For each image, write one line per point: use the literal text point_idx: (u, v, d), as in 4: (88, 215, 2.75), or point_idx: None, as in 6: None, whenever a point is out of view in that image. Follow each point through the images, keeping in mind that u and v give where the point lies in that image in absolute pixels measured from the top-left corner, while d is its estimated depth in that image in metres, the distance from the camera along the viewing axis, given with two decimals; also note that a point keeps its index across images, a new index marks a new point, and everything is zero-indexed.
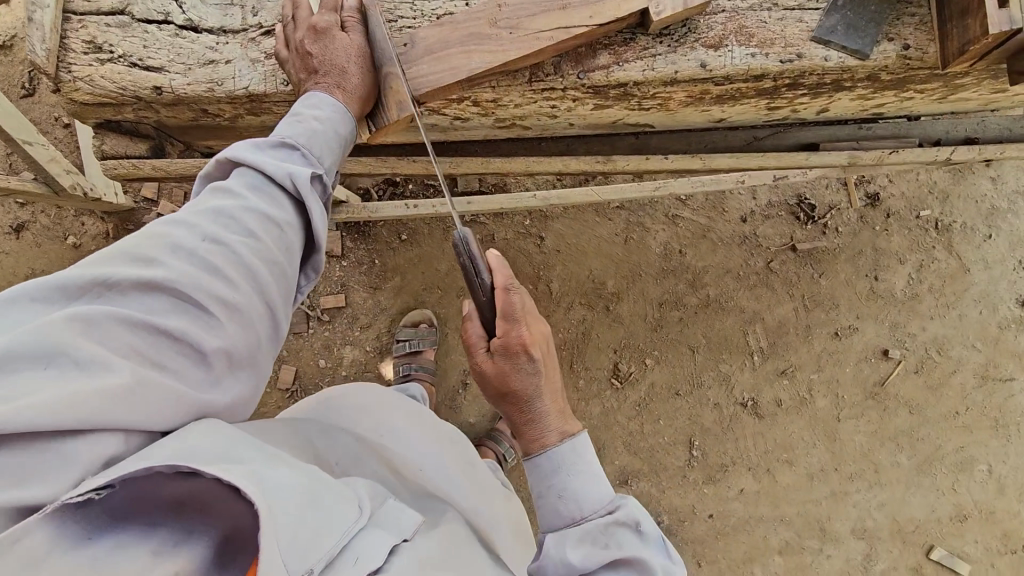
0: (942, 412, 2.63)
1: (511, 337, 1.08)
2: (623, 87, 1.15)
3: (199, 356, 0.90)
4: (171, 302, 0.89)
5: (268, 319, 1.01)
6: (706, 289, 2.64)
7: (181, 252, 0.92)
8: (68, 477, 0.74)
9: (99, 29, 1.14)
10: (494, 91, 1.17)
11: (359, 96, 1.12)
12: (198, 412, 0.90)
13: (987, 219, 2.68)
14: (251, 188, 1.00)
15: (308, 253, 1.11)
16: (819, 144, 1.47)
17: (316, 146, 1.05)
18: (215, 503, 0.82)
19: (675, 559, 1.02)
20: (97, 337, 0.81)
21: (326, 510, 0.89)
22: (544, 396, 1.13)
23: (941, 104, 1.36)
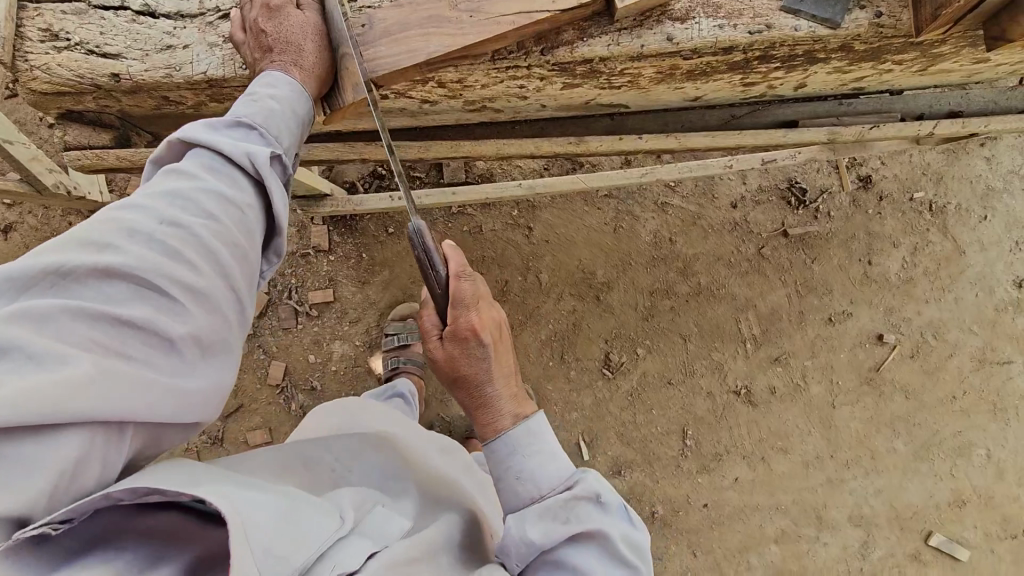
0: (938, 397, 2.59)
1: (460, 322, 1.11)
2: (589, 63, 1.10)
3: (167, 343, 0.81)
4: (128, 289, 0.80)
5: (238, 305, 0.91)
6: (697, 276, 2.61)
7: (138, 235, 0.82)
8: (26, 484, 0.68)
9: (56, 17, 1.10)
10: (455, 73, 1.13)
11: (317, 72, 1.07)
12: (177, 403, 0.81)
13: (983, 200, 2.64)
14: (207, 169, 0.92)
15: (270, 237, 1.02)
16: (798, 120, 1.42)
17: (273, 126, 0.99)
18: (185, 529, 0.81)
19: (636, 526, 1.06)
20: (52, 332, 0.74)
21: (307, 522, 0.87)
22: (496, 380, 1.13)
23: (923, 77, 1.32)
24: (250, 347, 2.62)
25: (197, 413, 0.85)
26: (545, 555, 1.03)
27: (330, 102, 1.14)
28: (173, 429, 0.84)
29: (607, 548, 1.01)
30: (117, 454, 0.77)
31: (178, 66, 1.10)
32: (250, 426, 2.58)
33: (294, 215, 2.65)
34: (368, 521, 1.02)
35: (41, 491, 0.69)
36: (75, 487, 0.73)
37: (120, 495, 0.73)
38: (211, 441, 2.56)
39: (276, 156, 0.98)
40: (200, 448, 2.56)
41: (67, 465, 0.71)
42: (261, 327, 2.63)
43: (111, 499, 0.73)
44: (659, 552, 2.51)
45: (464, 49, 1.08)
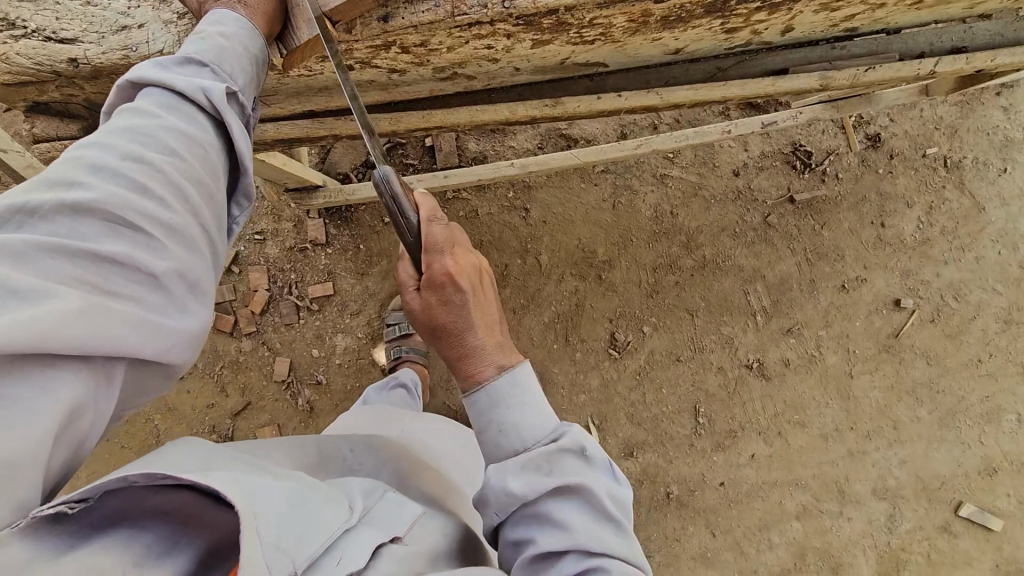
0: (962, 361, 2.48)
1: (433, 267, 1.02)
2: (553, 15, 1.05)
3: (150, 280, 0.75)
4: (104, 225, 0.74)
5: (210, 248, 0.86)
6: (702, 249, 2.53)
7: (105, 173, 0.77)
8: (31, 428, 0.60)
9: (12, 6, 1.08)
10: (419, 35, 1.07)
11: (266, 8, 1.00)
12: (167, 341, 0.76)
13: (1002, 151, 2.51)
14: (163, 106, 0.86)
15: (234, 179, 0.96)
16: (789, 68, 1.34)
17: (226, 62, 0.93)
18: (200, 513, 0.70)
19: (622, 483, 0.99)
20: (29, 269, 0.66)
21: (315, 509, 0.77)
22: (477, 327, 1.03)
23: (921, 12, 1.23)
24: (254, 344, 2.62)
25: (181, 356, 0.79)
26: (525, 508, 0.93)
27: (286, 41, 1.05)
28: (151, 373, 0.78)
29: (590, 503, 0.93)
30: (106, 403, 0.70)
31: (133, 46, 1.08)
32: (258, 423, 2.58)
33: (289, 209, 2.64)
34: (378, 509, 0.90)
35: (50, 434, 0.62)
36: (71, 432, 0.66)
37: (136, 478, 0.65)
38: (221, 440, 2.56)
39: (232, 93, 0.92)
40: None
41: (66, 408, 0.64)
42: (263, 323, 2.63)
43: (127, 481, 0.64)
44: (676, 533, 2.44)
45: None
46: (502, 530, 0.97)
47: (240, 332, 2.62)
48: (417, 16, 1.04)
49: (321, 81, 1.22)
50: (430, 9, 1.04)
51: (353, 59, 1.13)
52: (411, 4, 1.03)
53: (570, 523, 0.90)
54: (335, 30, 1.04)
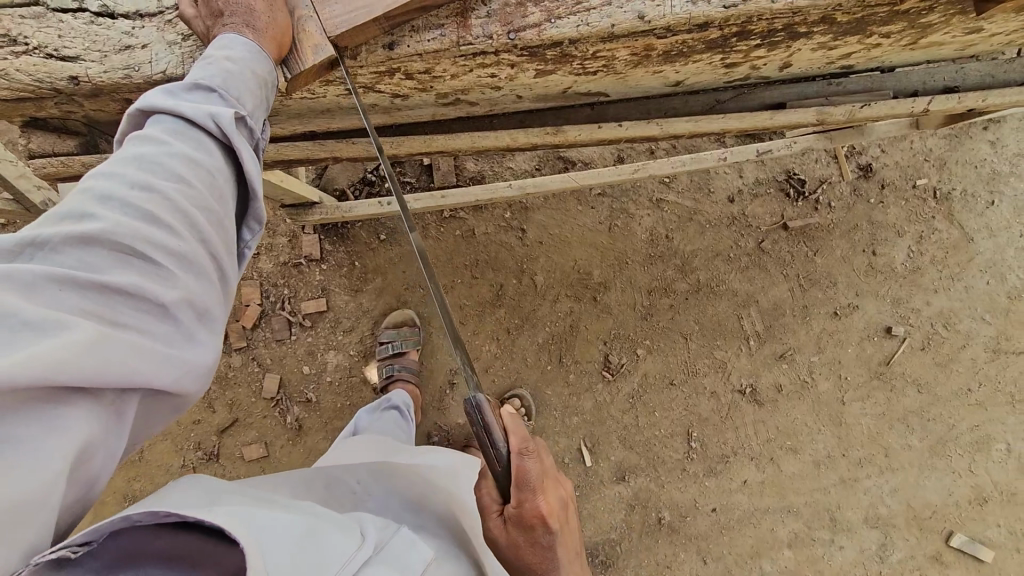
0: (952, 390, 2.49)
1: (526, 510, 1.00)
2: (558, 47, 1.05)
3: (159, 310, 0.74)
4: (114, 255, 0.73)
5: (219, 276, 0.86)
6: (696, 273, 2.54)
7: (113, 201, 0.76)
8: (45, 467, 0.59)
9: (14, 21, 1.08)
10: (423, 62, 1.08)
11: (274, 35, 1.00)
12: (176, 371, 0.75)
13: (990, 184, 2.51)
14: (172, 133, 0.85)
15: (243, 203, 0.96)
16: (787, 102, 1.37)
17: (234, 86, 0.92)
18: (201, 548, 0.68)
19: None
20: (39, 301, 0.65)
21: (324, 547, 0.77)
22: (561, 564, 1.06)
23: (915, 51, 1.25)
24: (243, 359, 2.59)
25: (192, 385, 0.78)
26: None
27: (290, 65, 1.04)
28: (160, 404, 0.77)
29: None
30: (117, 437, 0.70)
31: (136, 66, 1.07)
32: (246, 440, 2.55)
33: (284, 225, 2.63)
34: (391, 546, 0.88)
35: (63, 472, 0.61)
36: (83, 467, 0.65)
37: (139, 517, 0.65)
38: (207, 457, 2.53)
39: (240, 118, 0.92)
40: (195, 464, 2.53)
41: (78, 447, 0.63)
42: (254, 339, 2.61)
43: (130, 521, 0.65)
44: (668, 559, 2.43)
45: (425, 1, 0.99)
46: None
47: (231, 347, 2.59)
48: (423, 45, 1.04)
49: (325, 104, 1.22)
50: (435, 39, 1.04)
51: (356, 84, 1.14)
52: (416, 32, 1.04)
53: None
54: (341, 55, 1.05)
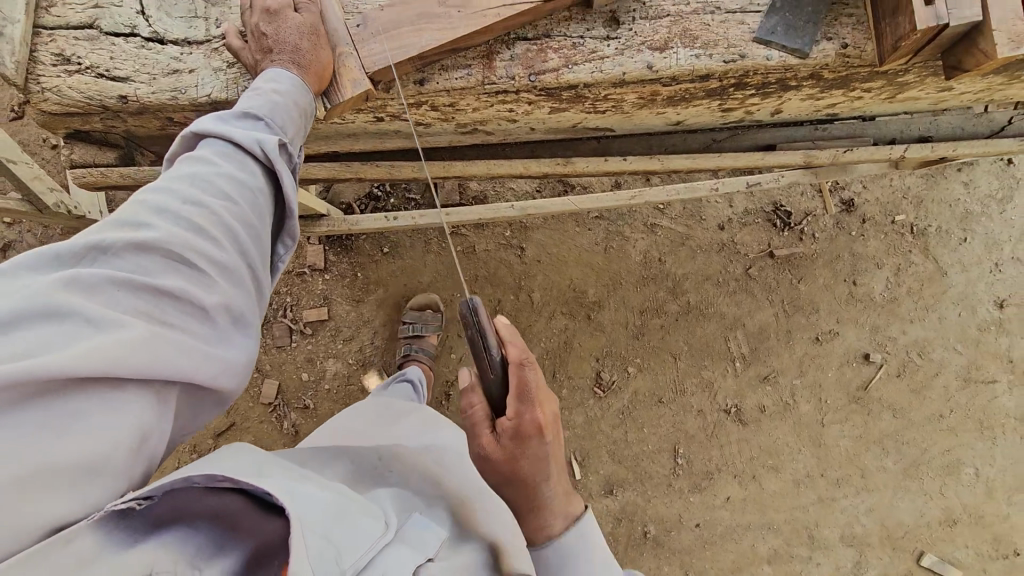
0: (925, 416, 2.62)
1: (523, 418, 1.07)
2: (573, 89, 1.15)
3: (202, 313, 0.82)
4: (165, 262, 0.81)
5: (254, 284, 0.94)
6: (687, 295, 2.66)
7: (167, 214, 0.84)
8: (103, 436, 0.68)
9: (69, 42, 1.16)
10: (449, 97, 1.17)
11: (316, 70, 1.07)
12: (216, 371, 0.82)
13: (963, 222, 2.66)
14: (221, 154, 0.93)
15: (280, 219, 1.04)
16: (778, 143, 1.47)
17: (278, 115, 1.01)
18: (245, 516, 0.74)
19: None
20: (102, 301, 0.74)
21: (356, 524, 0.83)
22: (553, 483, 1.10)
23: (894, 104, 1.38)
24: None
25: (229, 385, 0.85)
26: None
27: (330, 96, 1.11)
28: (200, 399, 0.84)
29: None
30: (167, 423, 0.77)
31: (183, 89, 1.15)
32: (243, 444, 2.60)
33: None
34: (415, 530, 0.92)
35: (120, 441, 0.69)
36: (143, 449, 0.73)
37: (197, 478, 0.71)
38: None
39: (282, 144, 1.00)
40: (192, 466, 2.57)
41: (135, 425, 0.71)
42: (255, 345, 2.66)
43: (189, 481, 0.71)
44: (651, 571, 2.52)
45: (455, 44, 1.10)
46: None
47: None
48: (450, 81, 1.14)
49: (352, 128, 1.30)
50: (462, 76, 1.14)
51: (385, 112, 1.23)
52: (445, 70, 1.14)
53: None
54: (375, 89, 1.14)
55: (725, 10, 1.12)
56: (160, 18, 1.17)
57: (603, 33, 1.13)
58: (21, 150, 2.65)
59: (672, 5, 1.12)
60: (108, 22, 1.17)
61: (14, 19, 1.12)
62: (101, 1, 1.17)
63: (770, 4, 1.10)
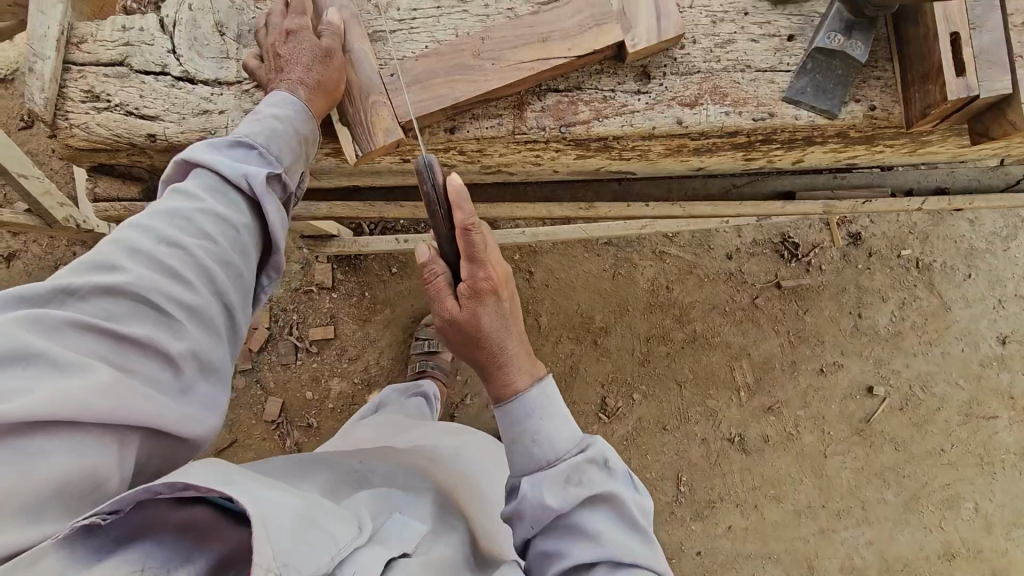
0: (926, 449, 2.63)
1: (477, 278, 1.09)
2: (603, 141, 1.16)
3: (164, 358, 0.87)
4: (133, 305, 0.86)
5: (228, 323, 0.98)
6: (693, 323, 2.67)
7: (141, 255, 0.89)
8: (65, 465, 0.74)
9: (99, 79, 1.16)
10: (478, 144, 1.17)
11: (323, 91, 1.07)
12: (177, 417, 0.87)
13: (967, 258, 2.69)
14: (208, 190, 0.97)
15: (266, 254, 1.07)
16: (796, 191, 1.49)
17: (273, 145, 1.03)
18: (214, 525, 0.83)
19: (640, 491, 1.12)
20: (66, 343, 0.80)
21: (321, 525, 0.88)
22: (511, 338, 1.14)
23: (913, 157, 1.39)
24: (248, 382, 2.64)
25: (196, 428, 0.90)
26: (558, 520, 1.06)
27: (362, 143, 1.11)
28: (170, 444, 0.89)
29: (620, 513, 1.06)
30: (128, 465, 0.82)
31: (212, 129, 1.16)
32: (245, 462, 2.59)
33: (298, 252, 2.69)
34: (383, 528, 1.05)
35: (81, 469, 0.75)
36: (99, 493, 0.77)
37: (159, 488, 0.76)
38: None
39: (273, 178, 1.03)
40: None
41: (96, 460, 0.77)
42: (260, 362, 2.65)
43: (150, 492, 0.76)
44: None
45: (489, 95, 1.10)
46: (534, 541, 1.09)
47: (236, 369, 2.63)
48: (481, 128, 1.14)
49: (377, 168, 1.30)
50: (493, 124, 1.14)
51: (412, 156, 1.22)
52: (476, 119, 1.14)
53: (598, 533, 1.03)
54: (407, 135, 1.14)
55: (756, 69, 1.13)
56: (191, 57, 1.17)
57: (633, 87, 1.14)
58: (30, 160, 2.64)
59: (703, 62, 1.13)
60: (139, 60, 1.17)
61: (45, 56, 1.13)
62: (131, 38, 1.17)
63: (800, 64, 1.12)
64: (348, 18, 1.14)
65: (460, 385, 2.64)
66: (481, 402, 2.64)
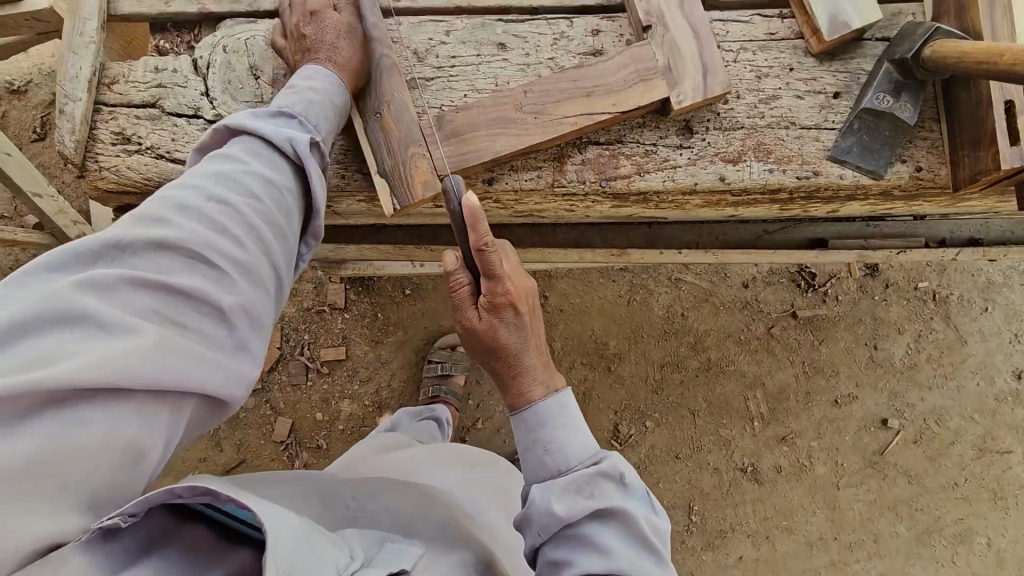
0: (940, 483, 2.61)
1: (497, 293, 1.11)
2: (643, 195, 1.13)
3: (217, 315, 0.84)
4: (183, 261, 0.83)
5: (276, 284, 0.95)
6: (707, 351, 2.65)
7: (190, 212, 0.86)
8: (106, 437, 0.70)
9: (130, 121, 1.14)
10: (515, 196, 1.15)
11: (351, 67, 1.09)
12: (227, 378, 0.83)
13: (984, 292, 2.68)
14: (252, 152, 0.96)
15: (307, 220, 1.05)
16: (828, 239, 1.46)
17: (313, 112, 1.02)
18: (219, 547, 0.82)
19: (658, 513, 1.09)
20: (115, 301, 0.76)
21: (324, 546, 0.88)
22: (529, 351, 1.15)
23: (950, 209, 1.37)
24: (257, 401, 2.61)
25: (241, 392, 0.86)
26: (566, 530, 1.03)
27: (400, 197, 1.07)
28: (213, 410, 0.85)
29: (631, 531, 1.03)
30: (172, 434, 0.78)
31: None
32: None
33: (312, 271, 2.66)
34: (378, 556, 1.02)
35: (121, 443, 0.71)
36: (140, 466, 0.73)
37: (182, 491, 0.75)
38: None
39: (315, 142, 1.02)
40: None
41: (137, 438, 0.73)
42: (270, 382, 2.62)
43: (173, 494, 0.75)
44: None
45: (529, 147, 1.08)
46: (542, 550, 1.06)
47: None
48: (518, 178, 1.12)
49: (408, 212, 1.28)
50: (532, 176, 1.12)
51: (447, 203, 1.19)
52: (515, 171, 1.12)
53: (609, 547, 1.00)
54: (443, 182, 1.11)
55: (800, 126, 1.12)
56: (225, 101, 1.15)
57: (675, 142, 1.12)
58: (42, 172, 2.62)
59: (748, 117, 1.12)
60: (171, 102, 1.15)
61: (77, 97, 1.12)
62: (165, 80, 1.16)
63: (846, 122, 1.10)
64: (388, 67, 1.11)
65: (472, 409, 2.62)
66: (493, 427, 2.61)
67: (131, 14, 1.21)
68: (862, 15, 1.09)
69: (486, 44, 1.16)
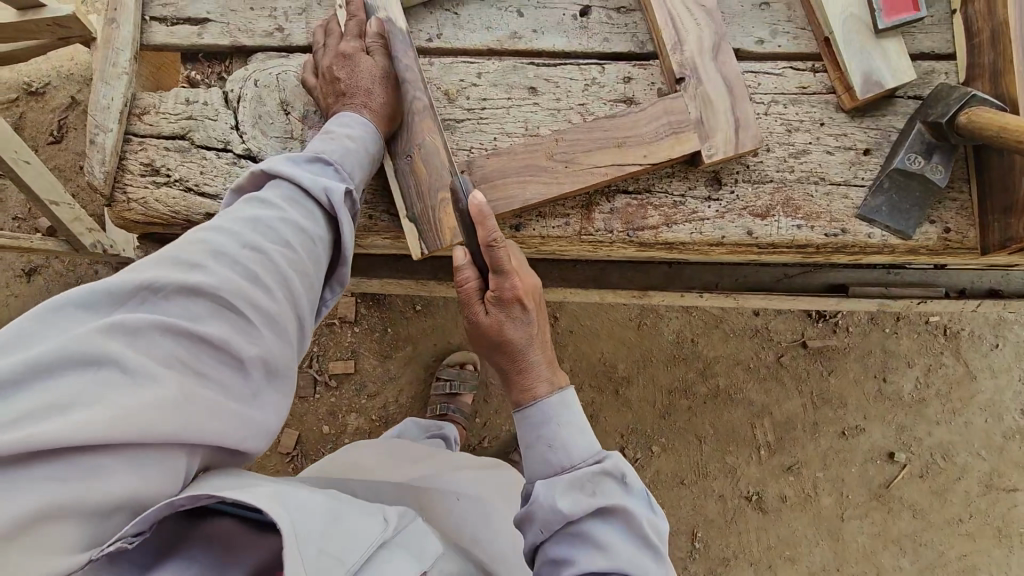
0: (945, 519, 2.60)
1: (504, 289, 1.08)
2: (669, 245, 1.19)
3: (240, 366, 0.86)
4: (212, 308, 0.85)
5: (297, 332, 0.98)
6: (716, 378, 2.65)
7: (222, 257, 0.89)
8: (123, 484, 0.72)
9: (159, 153, 1.19)
10: (544, 241, 1.21)
11: (383, 113, 1.16)
12: (243, 428, 0.85)
13: (995, 329, 2.68)
14: (287, 198, 1.00)
15: (333, 265, 1.10)
16: (847, 285, 1.46)
17: (347, 162, 1.08)
18: (241, 536, 0.83)
19: (657, 512, 1.07)
20: (143, 348, 0.78)
21: (350, 524, 0.88)
22: (536, 348, 1.15)
23: (970, 262, 1.37)
24: None
25: (255, 444, 0.88)
26: (569, 527, 1.02)
27: (429, 242, 1.16)
28: (227, 454, 0.88)
29: (631, 529, 1.02)
30: (187, 481, 0.80)
31: None
32: None
33: None
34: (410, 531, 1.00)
35: (136, 489, 0.72)
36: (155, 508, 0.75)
37: (182, 501, 0.73)
38: None
39: (348, 192, 1.07)
40: None
41: (153, 487, 0.74)
42: None
43: (174, 505, 0.73)
44: None
45: (560, 195, 1.15)
46: (543, 546, 1.04)
47: None
48: (549, 224, 1.18)
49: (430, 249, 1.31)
50: (562, 222, 1.18)
51: None
52: (544, 218, 1.18)
53: (610, 545, 0.99)
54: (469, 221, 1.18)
55: (830, 183, 1.19)
56: (254, 136, 1.20)
57: (704, 193, 1.19)
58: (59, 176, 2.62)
59: (777, 172, 1.19)
60: (201, 135, 1.19)
61: (107, 127, 1.17)
62: (195, 112, 1.20)
63: (876, 183, 1.17)
64: (421, 109, 1.18)
65: (478, 428, 2.62)
66: (499, 446, 2.61)
67: (164, 45, 1.26)
68: (896, 74, 1.18)
69: (517, 87, 1.24)
